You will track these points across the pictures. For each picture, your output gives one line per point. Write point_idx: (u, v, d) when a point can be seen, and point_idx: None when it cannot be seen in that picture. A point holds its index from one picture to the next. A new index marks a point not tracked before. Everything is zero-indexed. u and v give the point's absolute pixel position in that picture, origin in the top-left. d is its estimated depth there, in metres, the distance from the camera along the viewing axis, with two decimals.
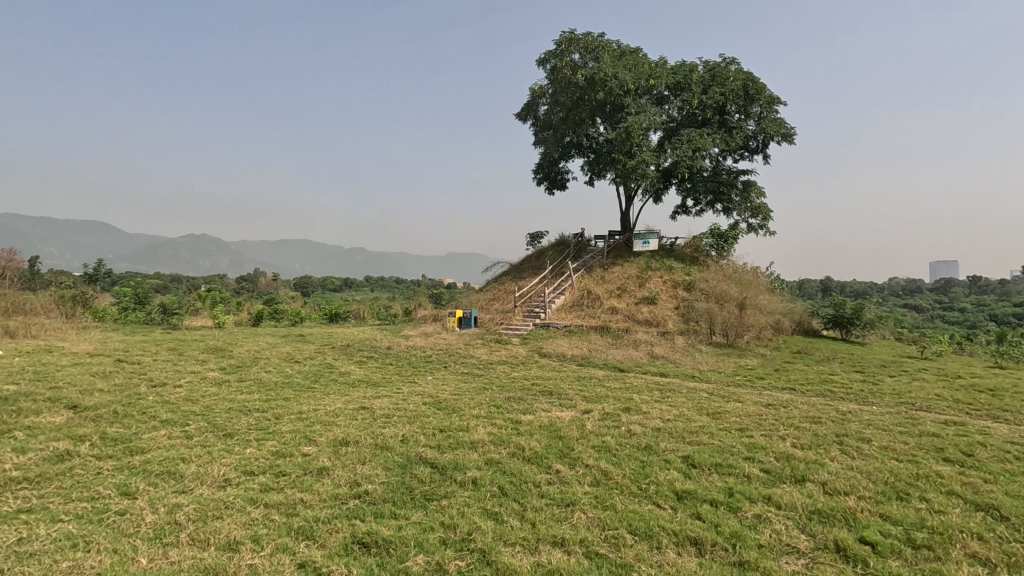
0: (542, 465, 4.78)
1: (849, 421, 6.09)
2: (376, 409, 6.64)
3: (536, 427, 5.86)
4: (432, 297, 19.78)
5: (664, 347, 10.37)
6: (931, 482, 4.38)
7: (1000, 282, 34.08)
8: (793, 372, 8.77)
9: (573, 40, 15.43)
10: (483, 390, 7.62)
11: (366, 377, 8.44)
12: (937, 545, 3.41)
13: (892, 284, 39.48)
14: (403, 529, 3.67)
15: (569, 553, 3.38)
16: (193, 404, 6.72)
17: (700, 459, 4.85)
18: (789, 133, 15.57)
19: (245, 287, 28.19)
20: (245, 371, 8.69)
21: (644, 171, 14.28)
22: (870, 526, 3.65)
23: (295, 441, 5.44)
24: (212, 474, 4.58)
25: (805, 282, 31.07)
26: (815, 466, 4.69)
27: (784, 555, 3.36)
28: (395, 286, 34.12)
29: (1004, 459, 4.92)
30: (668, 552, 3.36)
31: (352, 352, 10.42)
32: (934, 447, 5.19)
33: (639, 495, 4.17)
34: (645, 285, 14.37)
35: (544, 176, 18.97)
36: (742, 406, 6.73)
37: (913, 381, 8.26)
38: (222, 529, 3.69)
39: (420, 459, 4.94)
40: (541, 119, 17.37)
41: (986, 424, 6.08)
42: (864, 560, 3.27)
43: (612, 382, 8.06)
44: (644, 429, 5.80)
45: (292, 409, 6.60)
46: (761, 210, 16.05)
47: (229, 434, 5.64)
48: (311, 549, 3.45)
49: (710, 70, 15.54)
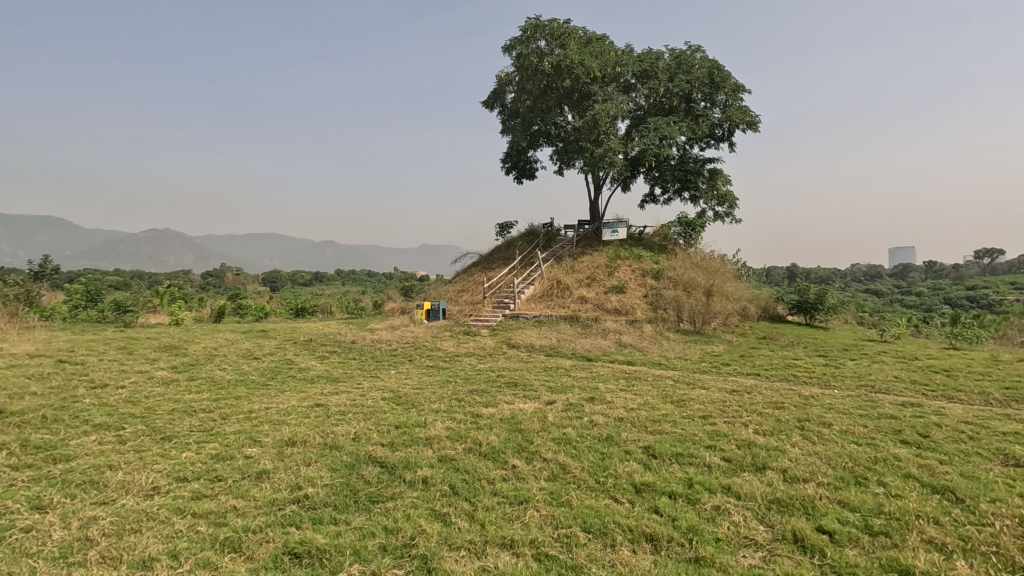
0: (498, 461, 4.53)
1: (811, 406, 6.02)
2: (331, 406, 6.30)
3: (497, 420, 5.63)
4: (402, 290, 19.37)
5: (632, 336, 10.26)
6: (888, 465, 4.29)
7: (954, 267, 35.39)
8: (758, 357, 8.76)
9: (539, 26, 15.10)
10: (446, 383, 7.32)
11: (326, 373, 8.07)
12: (894, 532, 3.28)
13: (854, 269, 40.74)
14: (341, 536, 3.35)
15: (517, 555, 3.14)
16: (134, 406, 6.25)
17: (662, 449, 4.68)
18: (753, 121, 15.55)
19: (210, 284, 26.90)
20: (197, 369, 8.18)
21: (611, 159, 14.07)
22: (828, 514, 3.52)
23: (238, 443, 5.07)
24: (138, 482, 4.16)
25: (772, 269, 31.70)
26: (776, 454, 4.56)
27: (742, 548, 3.19)
28: (368, 280, 33.39)
29: (959, 439, 4.89)
30: (622, 551, 3.15)
31: (313, 348, 9.99)
32: (892, 430, 5.14)
33: (597, 489, 3.96)
34: (614, 275, 14.24)
35: (513, 165, 18.60)
36: (706, 393, 6.62)
37: (872, 363, 8.33)
38: (139, 544, 3.27)
39: (369, 458, 4.64)
40: (507, 107, 16.98)
41: (941, 404, 6.12)
42: (821, 550, 3.12)
43: (579, 372, 7.88)
44: (607, 419, 5.61)
45: (242, 408, 6.20)
46: (727, 198, 16.04)
47: (167, 438, 5.22)
48: (236, 563, 3.09)
49: (676, 57, 15.40)
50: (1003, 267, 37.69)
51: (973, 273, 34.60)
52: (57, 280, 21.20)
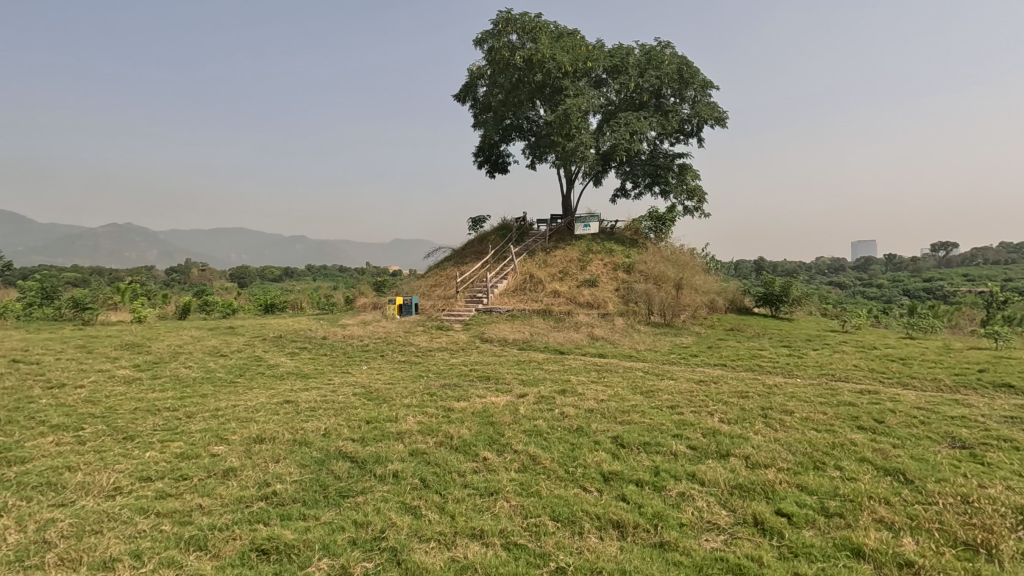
0: (468, 454, 4.56)
1: (774, 394, 6.24)
2: (301, 402, 6.24)
3: (469, 413, 5.66)
4: (374, 285, 19.21)
5: (604, 329, 10.40)
6: (845, 450, 4.48)
7: (912, 260, 36.82)
8: (725, 349, 8.99)
9: (510, 20, 15.06)
10: (418, 378, 7.33)
11: (296, 369, 7.96)
12: (848, 513, 3.44)
13: (819, 263, 41.97)
14: (310, 531, 3.34)
15: (487, 545, 3.18)
16: (93, 406, 6.07)
17: (630, 439, 4.78)
18: (721, 117, 15.84)
19: (174, 280, 26.08)
20: (160, 367, 7.97)
21: (583, 153, 14.14)
22: (786, 497, 3.66)
23: (203, 441, 4.97)
24: (99, 482, 4.05)
25: (740, 263, 32.41)
26: (739, 441, 4.71)
27: (705, 532, 3.29)
28: (340, 275, 32.96)
29: (912, 424, 5.14)
30: (590, 538, 3.22)
31: (283, 344, 9.84)
32: (850, 416, 5.37)
33: (566, 479, 4.04)
34: (586, 269, 14.38)
35: (485, 159, 18.54)
36: (674, 384, 6.79)
37: (833, 353, 8.65)
38: (100, 544, 3.20)
39: (339, 453, 4.63)
40: (479, 101, 16.87)
41: (896, 391, 6.41)
42: (780, 532, 3.25)
43: (551, 365, 7.96)
44: (577, 410, 5.70)
45: (208, 407, 6.09)
46: (696, 192, 16.34)
47: (129, 437, 5.09)
48: (201, 561, 3.06)
49: (646, 53, 15.59)
50: (957, 258, 39.48)
51: (930, 266, 36.03)
52: (8, 276, 20.30)
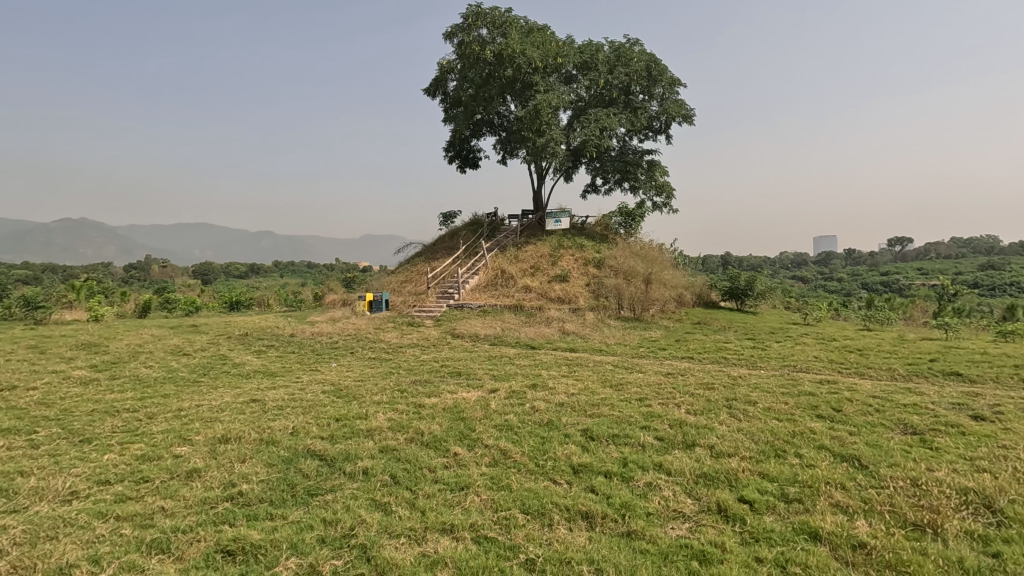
0: (439, 450, 4.57)
1: (739, 386, 6.43)
2: (269, 401, 6.13)
3: (440, 409, 5.65)
4: (343, 282, 18.92)
5: (574, 323, 10.49)
6: (805, 438, 4.64)
7: (870, 254, 38.22)
8: (692, 342, 9.19)
9: (480, 14, 14.96)
10: (388, 374, 7.28)
11: (262, 368, 7.81)
12: (807, 498, 3.58)
13: (783, 257, 43.20)
14: (277, 531, 3.30)
15: (457, 539, 3.20)
16: (47, 408, 5.83)
17: (599, 432, 4.86)
18: (689, 115, 16.10)
19: (133, 278, 25.16)
20: (119, 367, 7.71)
21: (553, 149, 14.21)
22: (749, 485, 3.78)
23: (165, 442, 4.84)
24: (54, 487, 3.91)
25: (707, 258, 33.11)
26: (704, 431, 4.84)
27: (670, 520, 3.38)
28: (308, 272, 32.37)
29: (867, 412, 5.36)
30: (559, 529, 3.27)
31: (249, 342, 9.62)
32: (810, 406, 5.56)
33: (537, 472, 4.08)
34: (557, 264, 14.47)
35: (455, 154, 18.45)
36: (643, 377, 6.92)
37: (795, 345, 8.94)
38: (56, 550, 3.10)
39: (307, 452, 4.56)
40: (449, 95, 16.77)
41: (854, 381, 6.68)
42: (742, 519, 3.36)
43: (522, 360, 8.00)
44: (548, 404, 5.75)
45: (170, 407, 5.92)
46: (665, 188, 16.61)
47: (86, 440, 4.92)
48: (164, 564, 2.99)
49: (615, 50, 15.71)
50: (912, 253, 41.14)
51: (887, 260, 37.49)
52: None
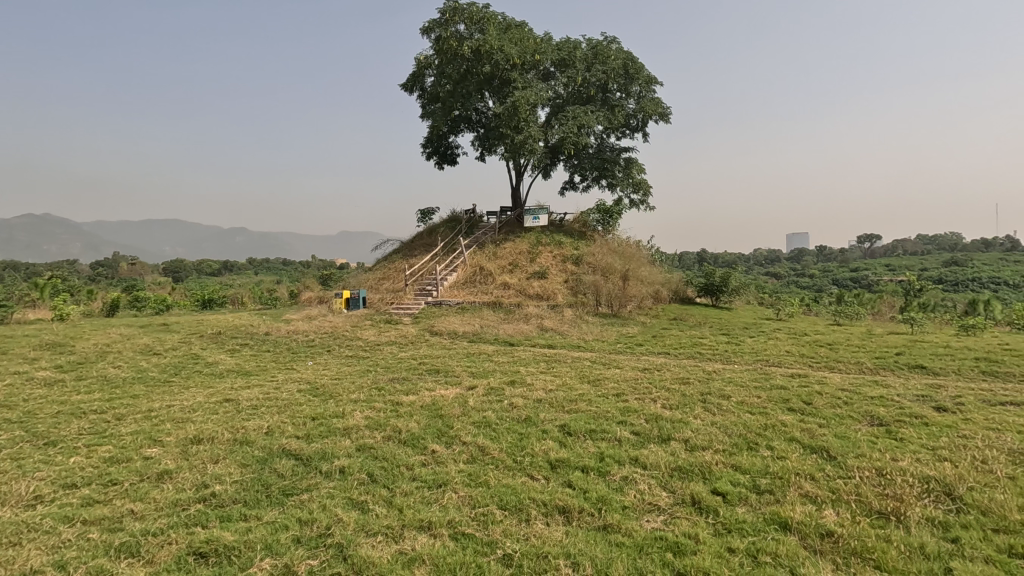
0: (417, 447, 4.55)
1: (713, 380, 6.54)
2: (243, 400, 6.03)
3: (418, 407, 5.63)
4: (319, 279, 18.67)
5: (553, 320, 10.55)
6: (776, 431, 4.75)
7: (840, 251, 39.17)
8: (668, 338, 9.32)
9: (457, 9, 14.87)
10: (366, 372, 7.23)
11: (237, 367, 7.68)
12: (777, 489, 3.67)
13: (757, 254, 44.05)
14: (252, 531, 3.25)
15: (434, 536, 3.20)
16: (9, 411, 5.64)
17: (577, 427, 4.90)
18: (665, 113, 16.26)
19: (100, 276, 24.42)
20: (86, 368, 7.49)
21: (531, 146, 14.23)
22: (722, 477, 3.86)
23: (134, 444, 4.72)
24: (17, 492, 3.79)
25: (684, 255, 33.55)
26: (680, 426, 4.91)
27: (646, 513, 3.43)
28: (284, 269, 31.85)
29: (836, 404, 5.51)
30: (536, 524, 3.30)
31: (223, 341, 9.44)
32: (782, 399, 5.69)
33: (515, 468, 4.10)
34: (535, 261, 14.51)
35: (433, 150, 18.34)
36: (620, 372, 7.00)
37: (768, 340, 9.14)
38: (20, 556, 3.01)
39: (282, 451, 4.50)
40: (426, 91, 16.66)
41: (823, 374, 6.86)
42: (715, 510, 3.43)
43: (500, 357, 8.02)
44: (526, 401, 5.78)
45: (140, 408, 5.78)
46: (642, 186, 16.76)
47: (51, 443, 4.78)
48: (133, 567, 2.93)
49: (593, 47, 15.77)
50: (880, 249, 42.46)
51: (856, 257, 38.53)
52: None
